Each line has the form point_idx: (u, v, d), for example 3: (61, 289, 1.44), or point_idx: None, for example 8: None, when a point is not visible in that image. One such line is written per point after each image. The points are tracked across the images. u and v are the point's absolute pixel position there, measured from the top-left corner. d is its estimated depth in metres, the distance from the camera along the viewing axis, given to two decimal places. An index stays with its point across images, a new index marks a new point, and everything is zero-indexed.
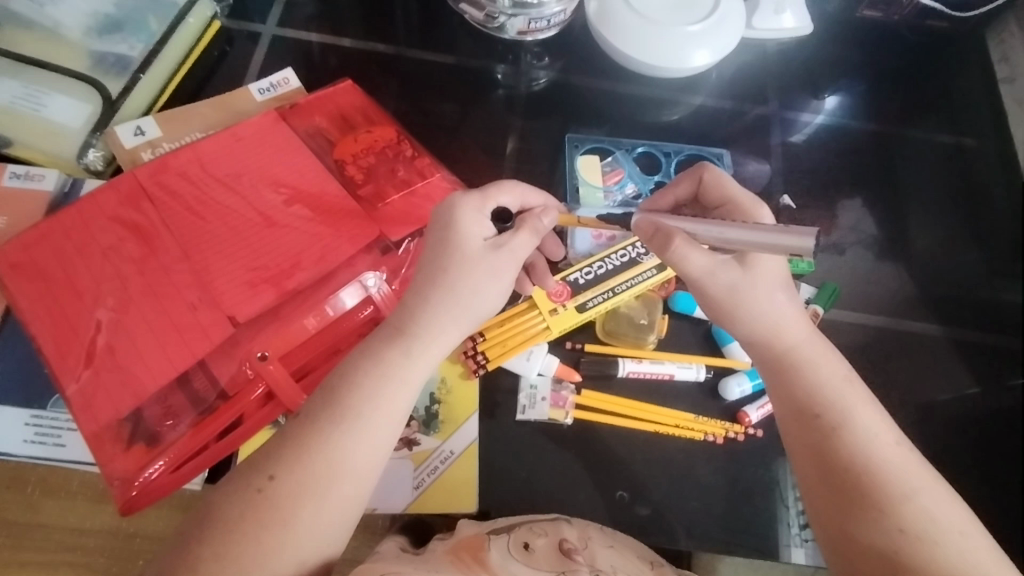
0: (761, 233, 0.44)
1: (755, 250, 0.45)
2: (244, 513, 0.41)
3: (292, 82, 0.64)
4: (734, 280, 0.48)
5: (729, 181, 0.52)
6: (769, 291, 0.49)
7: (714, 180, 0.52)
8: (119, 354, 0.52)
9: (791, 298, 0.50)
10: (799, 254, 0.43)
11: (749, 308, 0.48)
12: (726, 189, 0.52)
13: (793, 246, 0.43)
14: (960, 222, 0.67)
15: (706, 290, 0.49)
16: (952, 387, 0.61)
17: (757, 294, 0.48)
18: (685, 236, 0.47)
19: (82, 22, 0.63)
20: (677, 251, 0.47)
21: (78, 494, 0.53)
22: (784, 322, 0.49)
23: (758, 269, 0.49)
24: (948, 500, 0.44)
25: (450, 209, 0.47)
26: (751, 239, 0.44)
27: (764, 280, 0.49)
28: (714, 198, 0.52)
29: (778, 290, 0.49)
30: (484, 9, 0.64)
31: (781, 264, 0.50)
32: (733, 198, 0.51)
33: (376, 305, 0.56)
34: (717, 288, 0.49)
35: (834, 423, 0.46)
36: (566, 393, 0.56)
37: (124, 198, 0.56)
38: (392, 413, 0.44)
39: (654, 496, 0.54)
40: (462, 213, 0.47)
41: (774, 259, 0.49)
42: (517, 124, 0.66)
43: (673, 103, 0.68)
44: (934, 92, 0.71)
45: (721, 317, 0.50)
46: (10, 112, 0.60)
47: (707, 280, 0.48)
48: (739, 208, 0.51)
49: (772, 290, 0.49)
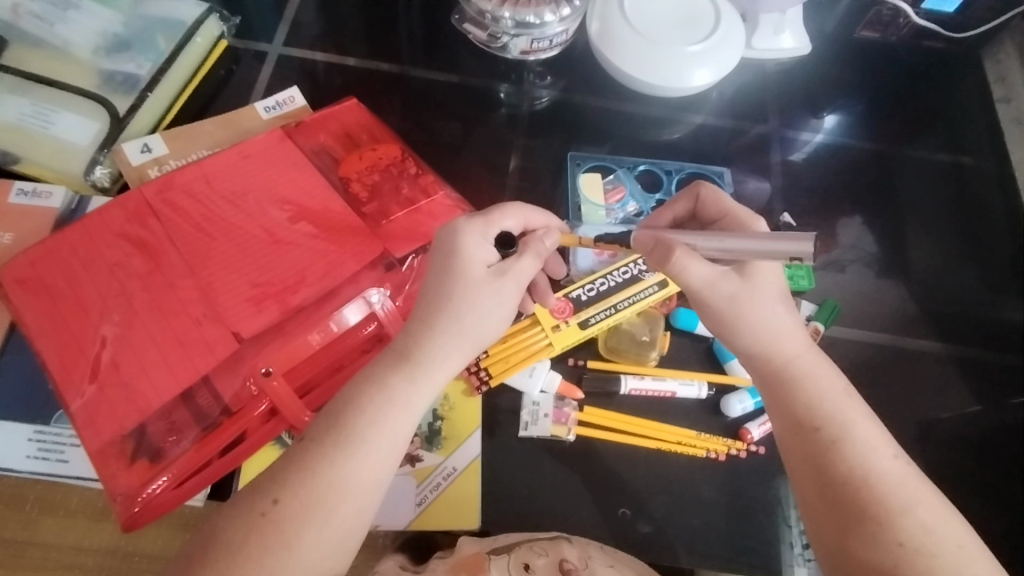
0: (760, 240, 0.44)
1: (756, 257, 0.45)
2: (247, 536, 0.42)
3: (297, 100, 0.65)
4: (735, 290, 0.48)
5: (726, 196, 0.53)
6: (768, 305, 0.49)
7: (711, 195, 0.53)
8: (124, 369, 0.52)
9: (790, 311, 0.50)
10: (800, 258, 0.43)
11: (749, 322, 0.49)
12: (722, 203, 0.52)
13: (793, 250, 0.43)
14: (959, 239, 0.67)
15: (708, 303, 0.49)
16: (953, 405, 0.61)
17: (759, 308, 0.49)
18: (685, 248, 0.47)
19: (92, 42, 0.64)
20: (678, 263, 0.47)
21: (77, 512, 0.53)
22: (784, 333, 0.49)
23: (757, 282, 0.49)
24: (944, 511, 0.44)
25: (455, 234, 0.47)
26: (752, 246, 0.44)
27: (763, 293, 0.49)
28: (712, 213, 0.53)
29: (777, 302, 0.49)
30: (487, 29, 0.66)
31: (778, 276, 0.50)
32: (730, 211, 0.52)
33: (380, 321, 0.57)
34: (718, 301, 0.49)
35: (832, 438, 0.46)
36: (568, 410, 0.56)
37: (130, 215, 0.56)
38: (396, 435, 0.45)
39: (655, 514, 0.54)
40: (466, 240, 0.47)
41: (772, 270, 0.50)
42: (519, 142, 0.67)
43: (674, 122, 0.69)
44: (932, 109, 0.72)
45: (722, 330, 0.50)
46: (18, 129, 0.60)
47: (707, 291, 0.48)
48: (735, 219, 0.51)
49: (770, 302, 0.49)
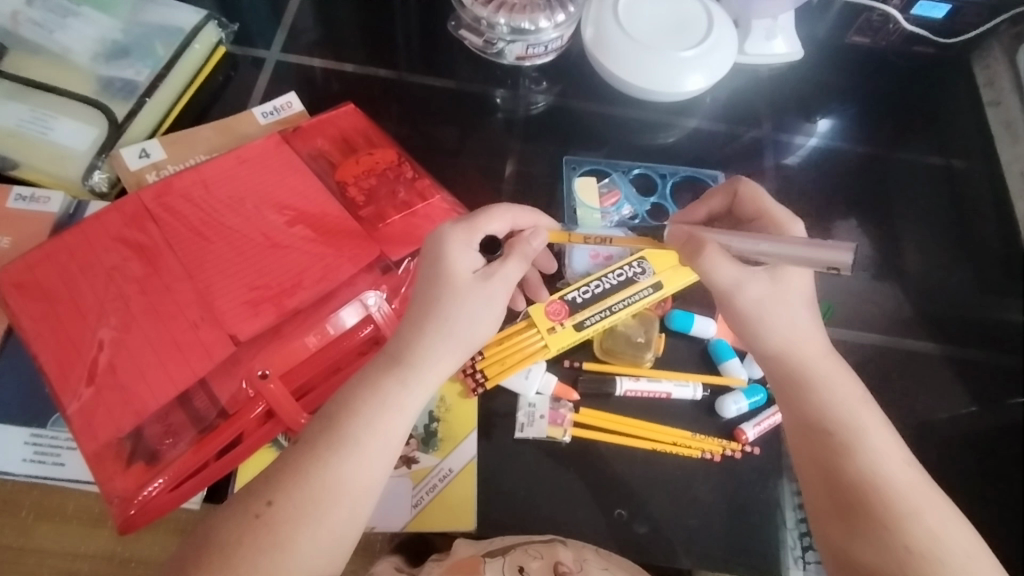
0: (799, 246, 0.45)
1: (790, 263, 0.46)
2: (242, 536, 0.42)
3: (294, 105, 0.66)
4: (763, 293, 0.49)
5: (765, 196, 0.53)
6: (790, 308, 0.49)
7: (749, 193, 0.53)
8: (121, 372, 0.52)
9: (812, 314, 0.50)
10: (834, 266, 0.45)
11: (769, 325, 0.49)
12: (761, 203, 0.53)
13: (829, 259, 0.45)
14: (953, 241, 0.68)
15: (734, 304, 0.49)
16: (949, 406, 0.61)
17: (781, 310, 0.49)
18: (718, 245, 0.48)
19: (90, 48, 0.65)
20: (709, 260, 0.48)
21: (72, 519, 0.53)
22: (800, 337, 0.49)
23: (782, 282, 0.49)
24: (954, 521, 0.45)
25: (439, 242, 0.47)
26: (790, 253, 0.46)
27: (789, 296, 0.49)
28: (748, 211, 0.53)
29: (801, 304, 0.50)
30: (483, 35, 0.67)
31: (807, 281, 0.50)
32: (767, 211, 0.52)
33: (376, 324, 0.57)
34: (745, 303, 0.49)
35: (843, 441, 0.46)
36: (564, 411, 0.57)
37: (128, 219, 0.57)
38: (391, 438, 0.45)
39: (653, 513, 0.55)
40: (450, 247, 0.47)
41: (802, 274, 0.50)
42: (515, 147, 0.68)
43: (668, 126, 0.70)
44: (923, 113, 0.72)
45: (744, 330, 0.50)
46: (17, 135, 0.61)
47: (734, 292, 0.49)
48: (772, 220, 0.52)
49: (793, 306, 0.49)
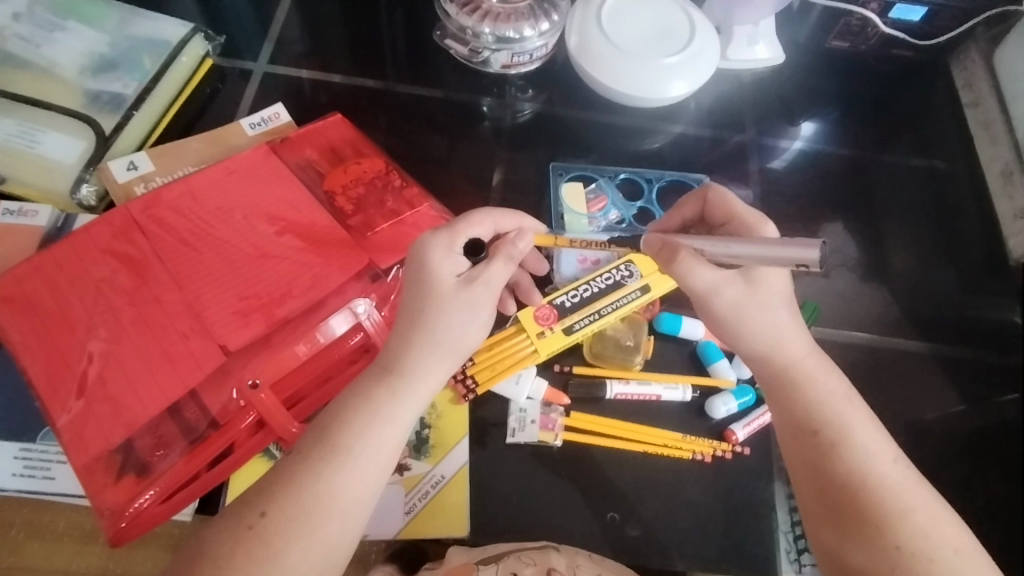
0: (768, 246, 0.46)
1: (762, 263, 0.47)
2: (233, 549, 0.42)
3: (282, 116, 0.66)
4: (740, 297, 0.49)
5: (734, 198, 0.53)
6: (770, 309, 0.50)
7: (719, 199, 0.54)
8: (110, 384, 0.52)
9: (793, 314, 0.50)
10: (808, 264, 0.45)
11: (752, 326, 0.49)
12: (731, 207, 0.53)
13: (799, 257, 0.45)
14: (937, 241, 0.69)
15: (712, 307, 0.50)
16: (937, 405, 0.62)
17: (761, 313, 0.49)
18: (692, 251, 0.49)
19: (78, 62, 0.65)
20: (684, 264, 0.49)
21: (64, 536, 0.53)
22: (786, 337, 0.49)
23: (757, 285, 0.50)
24: (944, 517, 0.45)
25: (421, 250, 0.48)
26: (760, 253, 0.46)
27: (766, 298, 0.50)
28: (720, 216, 0.54)
29: (780, 306, 0.50)
30: (469, 44, 0.68)
31: (785, 281, 0.51)
32: (738, 214, 0.53)
33: (366, 332, 0.57)
34: (722, 306, 0.50)
35: (832, 440, 0.46)
36: (555, 415, 0.57)
37: (117, 232, 0.57)
38: (381, 450, 0.45)
39: (645, 517, 0.55)
40: (432, 255, 0.47)
41: (778, 274, 0.50)
42: (503, 155, 0.68)
43: (653, 132, 0.70)
44: (904, 115, 0.74)
45: (727, 334, 0.51)
46: (5, 150, 0.61)
47: (712, 296, 0.50)
48: (743, 224, 0.52)
49: (772, 306, 0.50)
